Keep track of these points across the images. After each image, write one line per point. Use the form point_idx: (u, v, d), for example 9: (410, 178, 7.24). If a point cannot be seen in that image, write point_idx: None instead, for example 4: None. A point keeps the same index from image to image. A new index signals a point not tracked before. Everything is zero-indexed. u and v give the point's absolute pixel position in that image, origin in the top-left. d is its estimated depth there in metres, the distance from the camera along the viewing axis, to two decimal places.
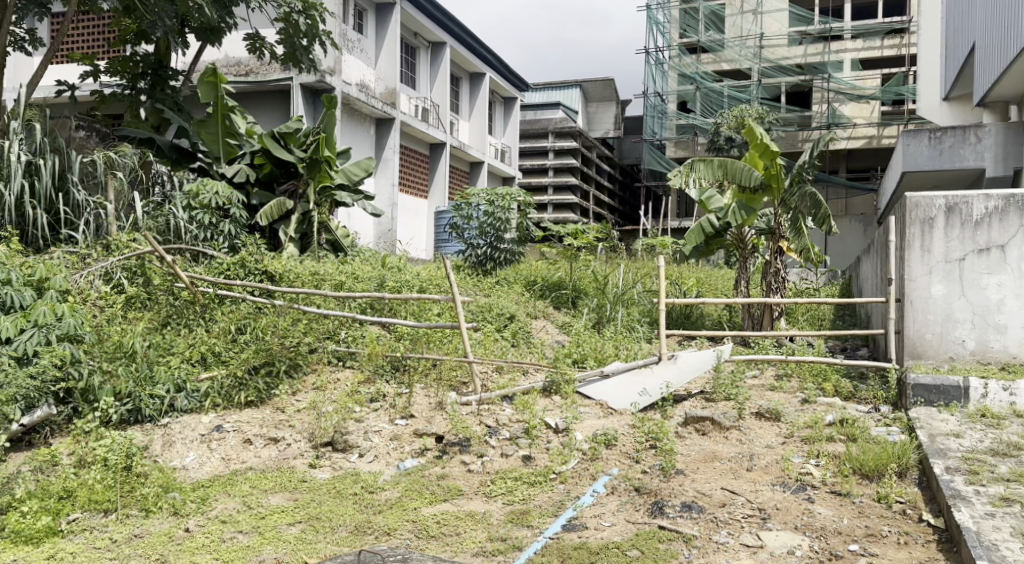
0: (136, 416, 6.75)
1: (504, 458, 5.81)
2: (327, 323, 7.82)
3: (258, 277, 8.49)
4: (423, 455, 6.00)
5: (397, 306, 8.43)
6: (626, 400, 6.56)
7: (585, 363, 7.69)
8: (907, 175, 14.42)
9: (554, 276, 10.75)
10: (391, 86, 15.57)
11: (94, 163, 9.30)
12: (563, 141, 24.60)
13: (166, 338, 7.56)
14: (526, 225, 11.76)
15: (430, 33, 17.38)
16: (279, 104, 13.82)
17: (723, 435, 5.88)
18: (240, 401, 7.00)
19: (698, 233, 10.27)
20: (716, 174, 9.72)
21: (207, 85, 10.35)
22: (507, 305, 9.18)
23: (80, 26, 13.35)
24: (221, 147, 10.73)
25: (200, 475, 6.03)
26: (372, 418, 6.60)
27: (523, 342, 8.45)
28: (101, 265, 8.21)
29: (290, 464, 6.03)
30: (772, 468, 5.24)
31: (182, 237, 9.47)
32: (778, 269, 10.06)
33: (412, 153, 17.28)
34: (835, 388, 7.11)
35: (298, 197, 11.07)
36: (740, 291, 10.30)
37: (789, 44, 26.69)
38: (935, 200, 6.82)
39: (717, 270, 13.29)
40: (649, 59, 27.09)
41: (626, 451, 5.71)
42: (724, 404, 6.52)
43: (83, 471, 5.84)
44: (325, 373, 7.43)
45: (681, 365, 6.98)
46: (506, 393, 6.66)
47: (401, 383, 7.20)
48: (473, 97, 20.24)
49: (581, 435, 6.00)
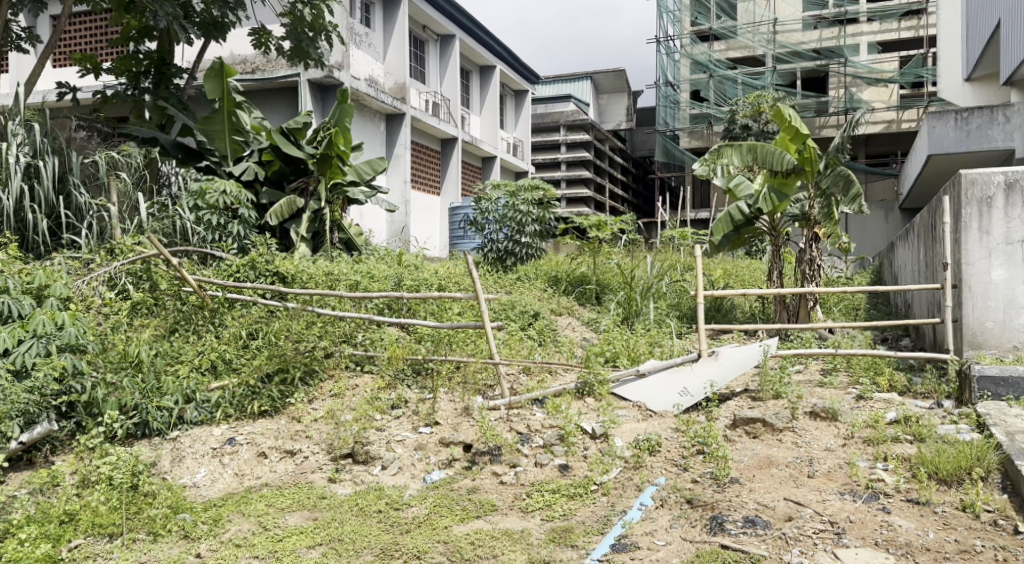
0: (144, 430, 6.34)
1: (539, 468, 5.35)
2: (342, 326, 7.36)
3: (269, 279, 8.05)
4: (450, 466, 5.56)
5: (416, 305, 7.96)
6: (668, 402, 6.09)
7: (617, 362, 7.15)
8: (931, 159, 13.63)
9: (577, 270, 10.26)
10: (401, 81, 15.13)
11: (96, 164, 8.91)
12: (575, 134, 24.10)
13: (174, 346, 7.16)
14: (547, 218, 11.29)
15: (439, 25, 16.92)
16: (286, 100, 13.41)
17: (777, 438, 5.42)
18: (253, 411, 6.61)
19: (727, 222, 9.72)
20: (744, 160, 9.20)
21: (215, 78, 10.00)
22: (530, 301, 8.71)
23: (79, 26, 13.00)
24: (229, 145, 10.27)
25: (211, 494, 5.62)
26: (394, 426, 6.17)
27: (550, 340, 7.98)
28: (106, 269, 7.79)
29: (307, 478, 5.61)
30: (836, 475, 4.82)
31: (190, 239, 9.07)
32: (813, 256, 9.57)
33: (423, 149, 16.80)
34: (889, 383, 6.63)
35: (309, 195, 10.63)
36: (773, 282, 9.78)
37: (803, 28, 26.03)
38: (993, 177, 6.31)
39: (744, 261, 12.78)
40: (660, 48, 26.49)
41: (674, 456, 5.25)
42: (775, 403, 6.03)
43: (85, 494, 5.42)
44: (343, 379, 6.97)
45: (722, 362, 6.41)
46: (537, 396, 6.17)
47: (423, 388, 6.76)
48: (483, 91, 19.77)
49: (621, 441, 5.52)
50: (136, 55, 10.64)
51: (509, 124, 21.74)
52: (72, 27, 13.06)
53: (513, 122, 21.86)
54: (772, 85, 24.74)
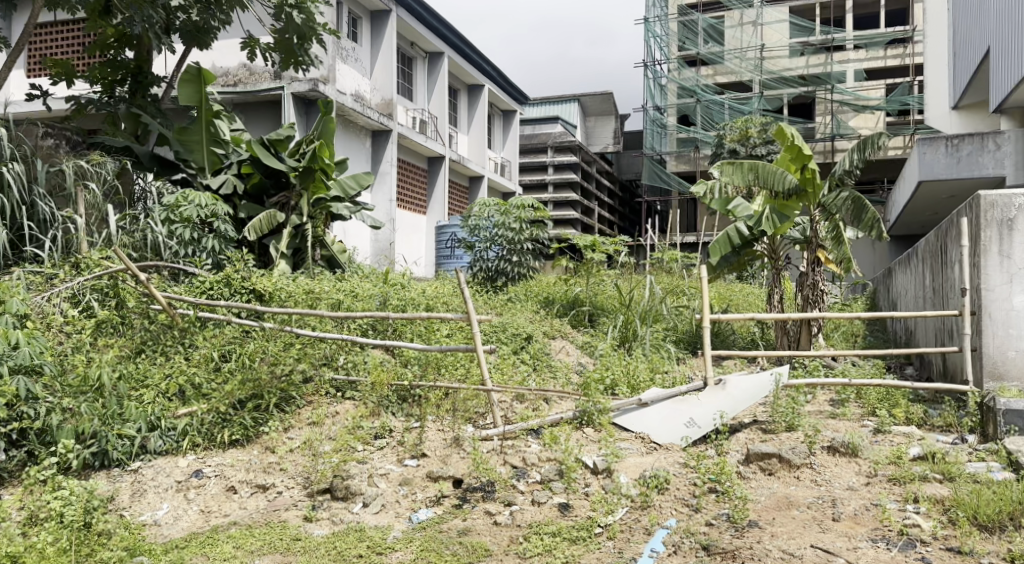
0: (101, 461, 5.83)
1: (537, 506, 4.88)
2: (322, 348, 6.86)
3: (244, 298, 7.58)
4: (439, 504, 5.07)
5: (402, 326, 7.49)
6: (674, 433, 5.69)
7: (617, 390, 6.68)
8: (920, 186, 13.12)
9: (570, 291, 9.83)
10: (388, 97, 14.74)
11: (63, 174, 8.43)
12: (562, 156, 23.82)
13: (139, 368, 6.64)
14: (538, 239, 10.89)
15: (427, 42, 16.56)
16: (270, 113, 12.97)
17: (794, 476, 4.99)
18: (223, 441, 6.09)
19: (725, 244, 9.36)
20: (746, 179, 8.70)
21: (190, 84, 9.57)
22: (523, 324, 8.27)
23: (55, 35, 12.59)
24: (206, 156, 9.81)
25: (174, 533, 5.11)
26: (377, 458, 5.69)
27: (544, 365, 7.53)
28: (69, 284, 7.28)
29: (281, 517, 5.11)
30: (864, 518, 4.42)
31: (162, 254, 8.55)
32: (815, 281, 9.16)
33: (410, 167, 16.38)
34: (906, 415, 6.23)
35: (291, 209, 10.16)
36: (774, 307, 9.39)
37: (791, 55, 25.60)
38: (1015, 199, 5.98)
39: (740, 285, 12.39)
40: (648, 72, 26.34)
41: (684, 494, 4.80)
42: (789, 436, 5.61)
43: (32, 533, 4.93)
44: (322, 407, 6.46)
45: (731, 393, 5.89)
46: (533, 425, 5.68)
47: (410, 416, 6.26)
48: (472, 110, 19.42)
49: (627, 477, 5.05)
50: (113, 64, 10.16)
51: (497, 144, 21.41)
52: (49, 36, 12.66)
53: (501, 142, 21.52)
54: (759, 110, 24.57)
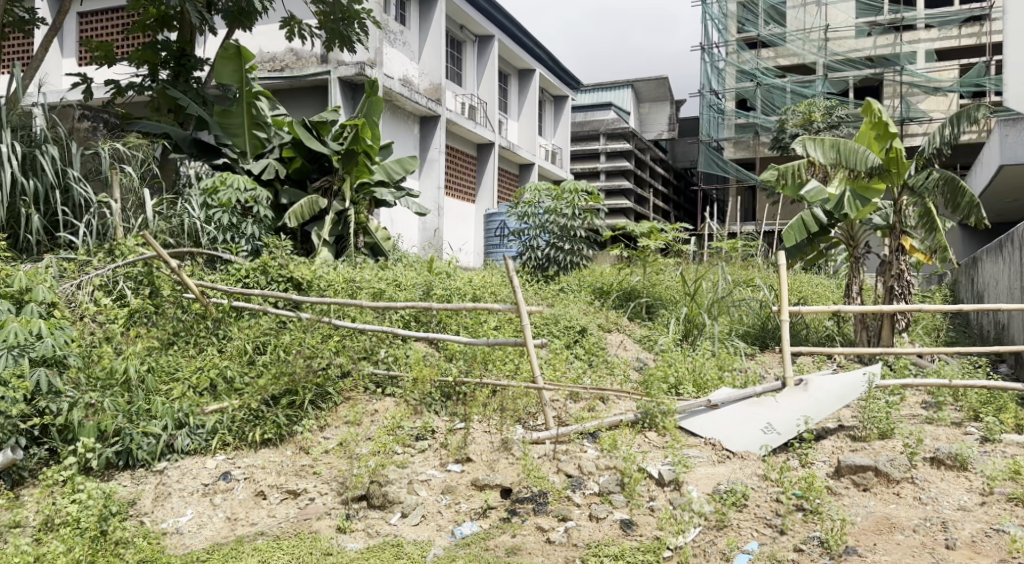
0: (126, 460, 5.44)
1: (595, 523, 4.30)
2: (362, 341, 6.40)
3: (281, 286, 7.10)
4: (485, 517, 4.52)
5: (447, 318, 6.97)
6: (751, 442, 4.98)
7: (681, 389, 6.04)
8: (1003, 170, 11.55)
9: (626, 281, 9.19)
10: (436, 81, 14.24)
11: (99, 158, 8.13)
12: (615, 143, 23.05)
13: (168, 361, 6.24)
14: (593, 226, 10.25)
15: (477, 25, 15.98)
16: (316, 97, 12.53)
17: (894, 493, 4.33)
18: (254, 440, 5.64)
19: (799, 230, 8.52)
20: (827, 157, 7.97)
21: (228, 62, 9.07)
22: (576, 315, 7.73)
23: (105, 21, 12.46)
24: (249, 141, 9.43)
25: (196, 544, 4.66)
26: (417, 462, 5.17)
27: (600, 361, 6.93)
28: (101, 271, 6.90)
29: (312, 527, 4.63)
30: (985, 547, 3.80)
31: (199, 241, 8.14)
32: (901, 270, 8.32)
33: (459, 154, 15.87)
34: (1018, 423, 5.45)
35: (333, 195, 9.72)
36: (852, 298, 8.60)
37: (857, 35, 24.36)
38: None
39: (807, 275, 11.59)
40: (705, 56, 25.32)
41: (766, 513, 4.20)
42: (884, 446, 4.94)
43: (45, 540, 4.52)
44: (359, 404, 5.99)
45: (815, 395, 5.25)
46: (589, 428, 5.09)
47: (454, 416, 5.74)
48: (522, 95, 18.84)
49: (697, 490, 4.45)
50: (154, 47, 9.74)
51: (547, 131, 20.77)
52: (97, 22, 12.51)
53: (552, 129, 20.86)
54: (824, 94, 23.38)
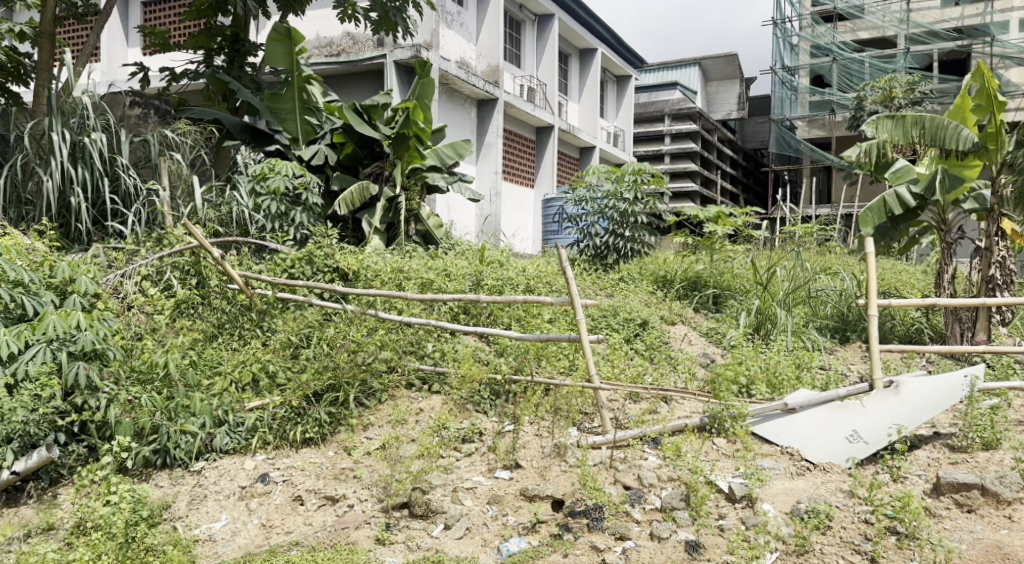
0: (163, 459, 5.19)
1: (657, 543, 3.87)
2: (407, 334, 6.06)
3: (328, 276, 6.79)
4: (535, 531, 4.12)
5: (498, 311, 6.60)
6: (835, 452, 4.46)
7: (752, 390, 5.50)
8: None
9: (690, 269, 8.67)
10: (494, 63, 13.80)
11: (147, 145, 7.95)
12: (681, 124, 22.26)
13: (209, 354, 6.00)
14: (657, 210, 9.69)
15: (537, 3, 15.46)
16: (371, 80, 12.23)
17: (1005, 516, 3.79)
18: (295, 439, 5.34)
19: (880, 211, 7.77)
20: (909, 136, 7.38)
21: (278, 44, 8.72)
22: (636, 308, 7.23)
23: (164, 8, 12.42)
24: (300, 127, 9.10)
25: (228, 553, 4.39)
26: (463, 467, 4.80)
27: (662, 356, 6.43)
28: (147, 261, 6.70)
29: (349, 537, 4.30)
30: None
31: (248, 230, 7.96)
32: (1000, 256, 7.55)
33: (517, 137, 15.43)
34: None
35: (385, 181, 9.41)
36: (942, 288, 7.88)
37: (942, 5, 22.93)
38: None
39: (888, 262, 10.81)
40: (777, 31, 24.25)
41: (854, 536, 3.71)
42: (989, 460, 4.37)
43: (74, 545, 4.29)
44: (403, 403, 5.64)
45: (906, 398, 4.73)
46: (650, 433, 4.63)
47: (504, 416, 5.34)
48: (584, 76, 18.26)
49: (772, 508, 3.98)
50: (209, 32, 9.57)
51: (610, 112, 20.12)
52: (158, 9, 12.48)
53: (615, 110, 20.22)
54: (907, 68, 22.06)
